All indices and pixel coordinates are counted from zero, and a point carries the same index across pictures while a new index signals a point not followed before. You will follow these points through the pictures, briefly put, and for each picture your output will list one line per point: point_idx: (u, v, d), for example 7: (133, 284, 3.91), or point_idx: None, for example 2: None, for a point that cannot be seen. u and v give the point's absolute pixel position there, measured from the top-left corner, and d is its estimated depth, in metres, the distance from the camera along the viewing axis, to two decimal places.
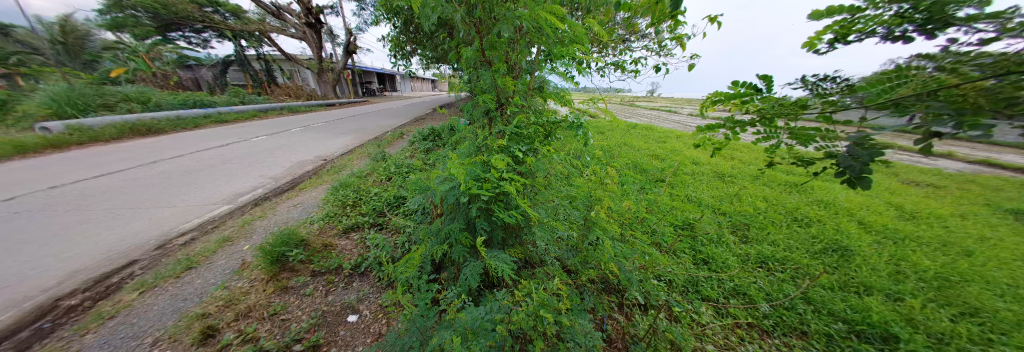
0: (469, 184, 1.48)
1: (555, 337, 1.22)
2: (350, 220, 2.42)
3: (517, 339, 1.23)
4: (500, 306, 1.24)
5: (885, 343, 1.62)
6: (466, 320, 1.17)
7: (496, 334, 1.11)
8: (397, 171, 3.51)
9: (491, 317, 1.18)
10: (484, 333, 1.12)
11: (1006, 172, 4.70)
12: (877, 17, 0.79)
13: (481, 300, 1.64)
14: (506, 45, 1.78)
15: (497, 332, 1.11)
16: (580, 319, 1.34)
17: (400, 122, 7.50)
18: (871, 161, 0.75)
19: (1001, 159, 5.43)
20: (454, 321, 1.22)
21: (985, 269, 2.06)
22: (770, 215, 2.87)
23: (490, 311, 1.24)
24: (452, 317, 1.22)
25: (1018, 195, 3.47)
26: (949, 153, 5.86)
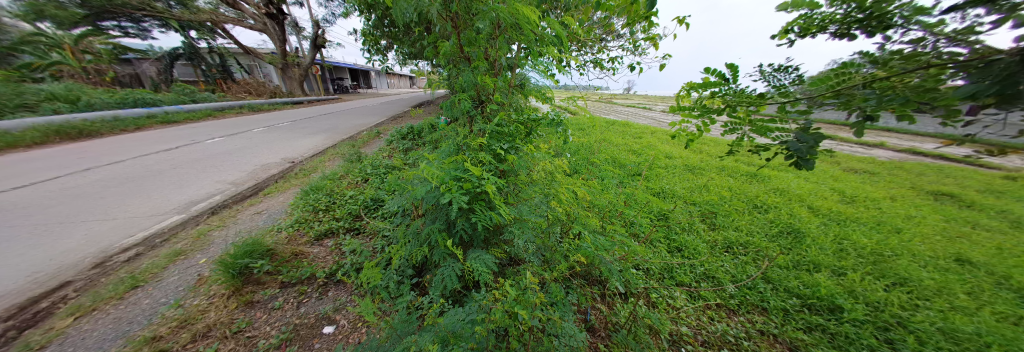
0: (449, 183, 1.48)
1: (539, 333, 1.24)
2: (322, 225, 2.28)
3: (501, 337, 1.23)
4: (483, 307, 1.24)
5: (832, 314, 1.82)
6: (448, 324, 1.17)
7: (479, 334, 1.10)
8: (374, 172, 3.37)
9: (472, 319, 1.18)
10: (468, 336, 1.11)
11: (927, 159, 5.43)
12: (831, 16, 0.91)
13: (464, 301, 1.63)
14: (485, 41, 1.74)
15: (483, 329, 1.12)
16: (563, 317, 1.37)
17: (376, 120, 7.17)
18: (816, 144, 0.91)
19: (923, 147, 6.26)
20: (436, 325, 1.21)
21: (912, 244, 2.40)
22: (733, 203, 3.11)
23: (473, 313, 1.23)
24: (433, 320, 1.20)
25: (934, 179, 4.04)
26: (880, 143, 6.69)
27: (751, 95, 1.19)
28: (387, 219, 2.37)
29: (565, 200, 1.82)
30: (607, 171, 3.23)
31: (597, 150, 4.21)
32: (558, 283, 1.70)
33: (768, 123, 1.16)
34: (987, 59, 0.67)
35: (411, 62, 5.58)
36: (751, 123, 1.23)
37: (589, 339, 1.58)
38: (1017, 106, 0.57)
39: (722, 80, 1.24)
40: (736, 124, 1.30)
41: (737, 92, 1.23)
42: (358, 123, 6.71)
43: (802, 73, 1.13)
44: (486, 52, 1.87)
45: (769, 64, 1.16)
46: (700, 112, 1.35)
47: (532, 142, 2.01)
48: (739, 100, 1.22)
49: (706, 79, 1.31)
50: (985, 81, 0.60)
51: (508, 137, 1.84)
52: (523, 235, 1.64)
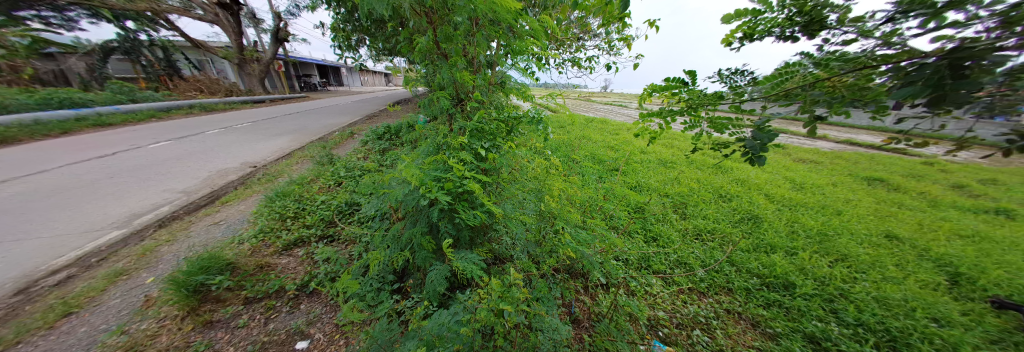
0: (429, 183, 1.44)
1: (525, 329, 1.26)
2: (291, 234, 2.12)
3: (487, 337, 1.24)
4: (469, 307, 1.23)
5: (787, 289, 2.03)
6: (433, 327, 1.15)
7: (465, 335, 1.09)
8: (348, 175, 3.21)
9: (457, 320, 1.17)
10: (453, 337, 1.10)
11: (861, 149, 6.18)
12: (774, 20, 1.11)
13: (449, 304, 1.60)
14: (463, 38, 1.71)
15: (470, 329, 1.11)
16: (548, 312, 1.39)
17: (349, 120, 6.79)
18: (769, 142, 1.04)
19: (858, 139, 7.10)
20: (419, 330, 1.18)
21: (850, 223, 2.75)
22: (701, 194, 3.35)
23: (458, 314, 1.22)
24: (417, 325, 1.18)
25: (866, 167, 4.62)
26: (823, 136, 7.50)
27: (708, 96, 1.31)
28: (365, 223, 2.26)
29: (548, 196, 1.86)
30: (587, 167, 3.34)
31: (577, 147, 4.31)
32: (542, 278, 1.74)
33: (724, 121, 1.32)
34: (908, 63, 0.78)
35: (384, 58, 5.32)
36: (709, 120, 1.36)
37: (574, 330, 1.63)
38: (945, 107, 0.66)
39: (682, 83, 1.33)
40: (695, 123, 1.43)
41: (695, 93, 1.33)
42: (327, 123, 6.31)
43: (754, 73, 1.25)
44: (464, 48, 1.83)
45: (727, 67, 1.25)
46: (664, 113, 1.44)
47: (514, 140, 2.02)
48: (698, 100, 1.33)
49: (667, 82, 1.39)
50: (917, 86, 0.68)
51: (488, 135, 1.84)
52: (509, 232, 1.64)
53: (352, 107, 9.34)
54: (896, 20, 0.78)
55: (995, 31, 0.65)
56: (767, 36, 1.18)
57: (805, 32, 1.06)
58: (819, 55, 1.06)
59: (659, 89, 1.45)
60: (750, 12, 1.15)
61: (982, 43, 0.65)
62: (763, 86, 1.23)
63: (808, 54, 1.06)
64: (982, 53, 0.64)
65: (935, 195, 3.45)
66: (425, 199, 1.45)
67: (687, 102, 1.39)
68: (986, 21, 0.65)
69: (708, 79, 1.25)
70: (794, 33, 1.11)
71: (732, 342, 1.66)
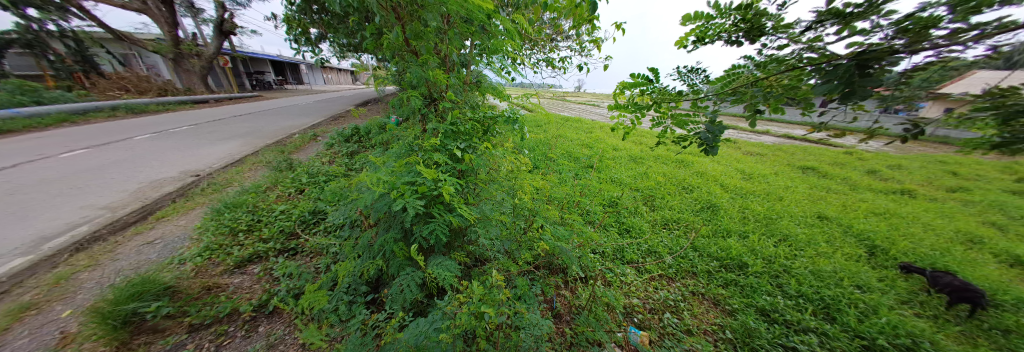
0: (402, 187, 1.39)
1: (508, 329, 1.27)
2: (244, 250, 1.91)
3: (469, 340, 1.22)
4: (448, 313, 1.22)
5: (741, 269, 2.27)
6: (410, 337, 1.12)
7: (445, 341, 1.07)
8: (311, 181, 2.97)
9: (436, 328, 1.14)
10: (433, 345, 1.07)
11: (797, 142, 7.06)
12: (721, 25, 1.24)
13: (427, 311, 1.56)
14: (434, 35, 1.63)
15: (448, 336, 1.09)
16: (529, 310, 1.41)
17: (310, 121, 6.26)
18: (719, 134, 1.17)
19: (794, 133, 8.11)
20: (396, 341, 1.13)
21: (790, 207, 3.14)
22: (667, 187, 3.60)
23: (437, 321, 1.20)
24: (393, 336, 1.14)
25: (800, 157, 5.30)
26: (766, 131, 8.45)
27: (670, 92, 1.42)
28: (334, 232, 2.11)
29: (527, 195, 1.88)
30: (563, 165, 3.44)
31: (554, 145, 4.40)
32: (522, 276, 1.76)
33: (684, 117, 1.43)
34: (826, 65, 0.93)
35: (349, 55, 4.98)
36: (672, 116, 1.46)
37: (556, 323, 1.68)
38: (849, 101, 0.81)
39: (647, 80, 1.43)
40: (660, 118, 1.54)
41: (660, 90, 1.44)
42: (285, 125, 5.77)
43: (708, 73, 1.38)
44: (435, 46, 1.77)
45: (684, 66, 1.37)
46: (633, 109, 1.53)
47: (490, 140, 2.01)
48: (661, 96, 1.44)
49: (635, 79, 1.49)
50: (833, 84, 0.82)
51: (464, 135, 1.81)
52: (488, 233, 1.61)
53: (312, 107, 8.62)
54: (822, 25, 0.92)
55: (891, 38, 0.80)
56: (716, 40, 1.31)
57: (747, 37, 1.20)
58: (758, 58, 1.20)
59: (628, 87, 1.54)
60: (702, 17, 1.27)
61: (881, 47, 0.79)
62: (714, 86, 1.36)
63: (750, 56, 1.20)
64: (881, 55, 0.78)
65: (850, 180, 4.08)
66: (397, 204, 1.39)
67: (652, 98, 1.50)
68: (885, 29, 0.79)
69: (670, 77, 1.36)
70: (739, 37, 1.24)
71: (697, 321, 1.82)
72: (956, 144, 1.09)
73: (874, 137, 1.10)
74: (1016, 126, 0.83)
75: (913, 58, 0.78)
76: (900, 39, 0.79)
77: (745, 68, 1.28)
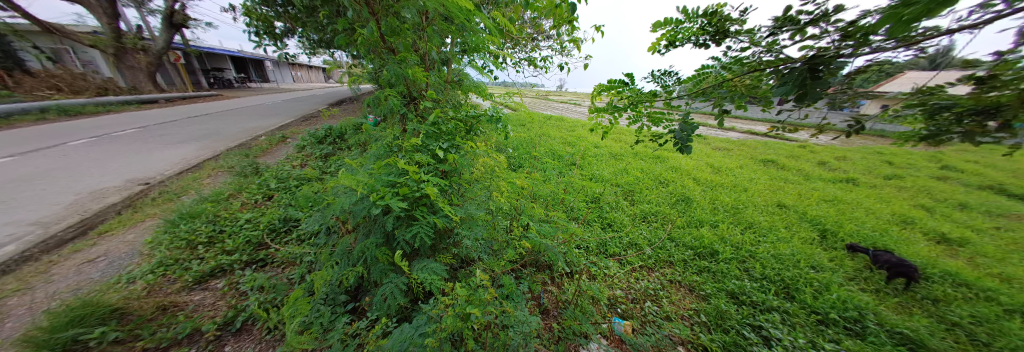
0: (382, 190, 1.33)
1: (496, 328, 1.26)
2: (205, 264, 1.75)
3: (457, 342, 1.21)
4: (434, 317, 1.19)
5: (712, 256, 2.44)
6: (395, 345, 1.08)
7: (432, 346, 1.05)
8: (280, 186, 2.77)
9: (423, 333, 1.12)
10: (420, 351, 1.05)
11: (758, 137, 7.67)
12: (690, 29, 1.32)
13: (413, 316, 1.51)
14: (411, 31, 1.56)
15: (434, 341, 1.08)
16: (517, 308, 1.41)
17: (278, 121, 5.84)
18: (692, 132, 1.25)
19: (756, 129, 8.79)
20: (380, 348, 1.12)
21: (753, 197, 3.42)
22: (645, 182, 3.77)
23: (423, 326, 1.19)
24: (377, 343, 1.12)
25: (761, 151, 5.78)
26: (731, 127, 9.09)
27: (645, 92, 1.49)
28: (309, 240, 1.99)
29: (512, 194, 1.89)
30: (547, 163, 3.49)
31: (538, 144, 4.45)
32: (510, 275, 1.77)
33: (659, 116, 1.51)
34: (784, 67, 1.03)
35: (318, 51, 4.70)
36: (648, 115, 1.54)
37: (544, 320, 1.70)
38: (804, 101, 0.91)
39: (623, 83, 1.50)
40: (637, 117, 1.61)
41: (636, 92, 1.51)
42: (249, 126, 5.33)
43: (679, 74, 1.46)
44: (413, 43, 1.71)
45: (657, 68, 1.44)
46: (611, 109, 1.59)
47: (474, 140, 1.99)
48: (637, 97, 1.51)
49: (611, 82, 1.55)
50: (790, 86, 0.92)
51: (447, 135, 1.78)
52: (474, 233, 1.60)
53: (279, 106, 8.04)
54: (779, 30, 1.01)
55: (838, 42, 0.90)
56: (686, 43, 1.39)
57: (713, 40, 1.28)
58: (724, 60, 1.29)
59: (606, 88, 1.60)
60: (671, 22, 1.34)
61: (829, 52, 0.90)
62: (685, 86, 1.45)
63: (717, 58, 1.29)
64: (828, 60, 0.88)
65: (803, 171, 4.51)
66: (376, 208, 1.33)
67: (629, 99, 1.56)
68: (832, 34, 0.89)
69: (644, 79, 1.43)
70: (706, 40, 1.33)
71: (676, 308, 1.92)
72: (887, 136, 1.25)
73: (823, 133, 1.23)
74: (939, 120, 0.97)
75: (856, 61, 0.88)
76: (845, 44, 0.89)
77: (712, 68, 1.37)
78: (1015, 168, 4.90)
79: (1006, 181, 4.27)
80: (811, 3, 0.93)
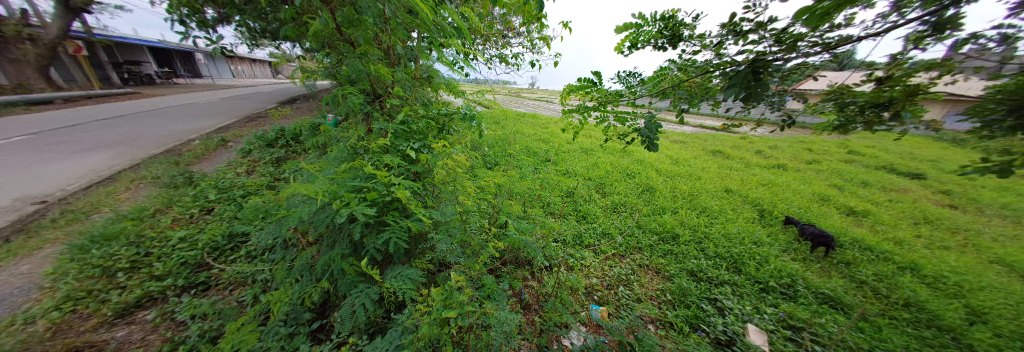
0: (346, 196, 1.22)
1: (478, 331, 1.25)
2: (128, 293, 1.47)
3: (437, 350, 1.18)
4: (412, 327, 1.13)
5: (674, 239, 2.68)
6: None
7: None
8: (223, 197, 2.43)
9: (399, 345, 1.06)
10: None
11: (707, 131, 8.55)
12: (649, 33, 1.41)
13: (388, 328, 1.43)
14: (372, 24, 1.42)
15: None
16: (498, 307, 1.41)
17: (214, 123, 5.09)
18: (655, 130, 1.35)
19: (706, 124, 9.77)
20: None
21: (705, 185, 3.81)
22: (614, 175, 3.99)
23: (400, 338, 1.15)
24: None
25: (710, 143, 6.46)
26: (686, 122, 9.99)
27: (611, 92, 1.57)
28: (262, 256, 1.77)
29: (490, 192, 1.87)
30: (522, 160, 3.52)
31: (512, 141, 4.47)
32: (490, 275, 1.75)
33: (625, 115, 1.60)
34: (730, 69, 1.16)
35: (261, 43, 4.17)
36: (615, 114, 1.62)
37: (525, 315, 1.73)
38: (750, 101, 1.03)
39: (591, 84, 1.56)
40: (605, 115, 1.69)
41: (602, 91, 1.59)
42: (179, 128, 4.59)
43: (641, 75, 1.56)
44: (375, 36, 1.58)
45: (622, 70, 1.53)
46: (581, 109, 1.65)
47: (446, 139, 1.93)
48: (604, 96, 1.58)
49: (579, 83, 1.60)
50: (737, 87, 1.04)
51: (418, 134, 1.70)
52: (452, 235, 1.55)
53: (214, 105, 7.02)
54: (726, 35, 1.13)
55: (773, 47, 1.03)
56: (646, 45, 1.49)
57: (669, 43, 1.39)
58: (679, 61, 1.41)
59: (575, 89, 1.65)
60: (632, 25, 1.42)
61: (766, 56, 1.03)
62: (647, 86, 1.55)
63: (673, 59, 1.39)
64: (766, 63, 1.01)
65: (743, 160, 5.13)
66: (341, 216, 1.21)
67: (597, 99, 1.63)
68: (768, 40, 1.02)
69: (611, 80, 1.50)
70: (663, 43, 1.44)
71: (644, 290, 2.08)
72: (810, 127, 1.46)
73: (762, 126, 1.41)
74: (848, 113, 1.17)
75: (786, 64, 1.03)
76: (779, 49, 1.02)
77: (669, 70, 1.48)
78: (892, 152, 6.09)
79: (888, 162, 5.29)
80: (750, 12, 1.05)
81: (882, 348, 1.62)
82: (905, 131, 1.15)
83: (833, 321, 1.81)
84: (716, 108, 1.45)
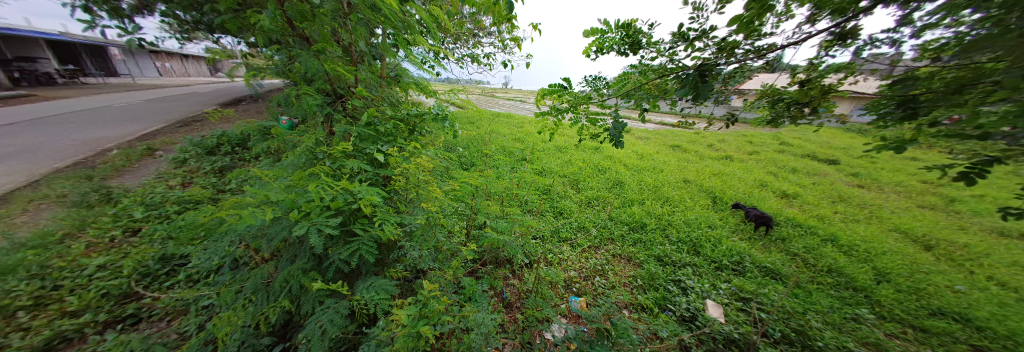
0: (305, 206, 1.11)
1: (459, 335, 1.23)
2: (27, 336, 1.21)
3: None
4: (386, 341, 1.07)
5: (643, 228, 2.89)
6: None
7: None
8: (154, 214, 2.10)
9: None
10: None
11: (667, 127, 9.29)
12: (612, 39, 1.51)
13: (361, 344, 1.34)
14: (329, 18, 1.29)
15: None
16: (479, 309, 1.39)
17: (136, 128, 4.36)
18: (621, 130, 1.44)
19: (666, 121, 10.59)
20: None
21: (667, 177, 4.14)
22: (587, 171, 4.18)
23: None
24: None
25: (669, 138, 7.03)
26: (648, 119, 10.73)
27: (580, 94, 1.64)
28: (207, 278, 1.56)
29: (467, 193, 1.85)
30: (499, 160, 3.53)
31: (488, 141, 4.46)
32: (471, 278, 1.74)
33: (595, 115, 1.67)
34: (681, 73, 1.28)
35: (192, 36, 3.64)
36: (586, 114, 1.69)
37: (507, 313, 1.75)
38: (698, 101, 1.16)
39: (562, 87, 1.60)
40: (577, 116, 1.75)
41: (572, 94, 1.64)
42: (93, 135, 3.89)
43: (606, 78, 1.65)
44: (333, 31, 1.45)
45: (590, 73, 1.60)
46: (555, 112, 1.70)
47: (418, 140, 1.87)
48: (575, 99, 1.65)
49: (551, 88, 1.64)
50: (687, 88, 1.16)
51: (386, 136, 1.61)
52: (427, 240, 1.49)
53: (137, 107, 6.03)
54: (676, 43, 1.25)
55: (716, 53, 1.17)
56: (610, 51, 1.58)
57: (630, 50, 1.49)
58: (640, 65, 1.51)
59: (548, 92, 1.68)
60: (596, 32, 1.50)
61: (711, 62, 1.16)
62: (613, 88, 1.64)
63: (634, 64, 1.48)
64: (710, 67, 1.14)
65: (698, 153, 5.66)
66: (300, 229, 1.10)
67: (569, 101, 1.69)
68: (711, 47, 1.15)
69: (580, 83, 1.57)
70: (624, 49, 1.54)
71: (618, 277, 2.21)
72: (750, 122, 1.66)
73: (712, 123, 1.57)
74: (779, 109, 1.35)
75: (728, 69, 1.16)
76: (721, 56, 1.16)
77: (631, 73, 1.58)
78: (814, 142, 7.13)
79: (811, 151, 6.19)
80: (696, 21, 1.18)
81: (811, 309, 1.91)
82: (822, 124, 1.35)
83: (774, 290, 2.09)
84: (673, 107, 1.58)
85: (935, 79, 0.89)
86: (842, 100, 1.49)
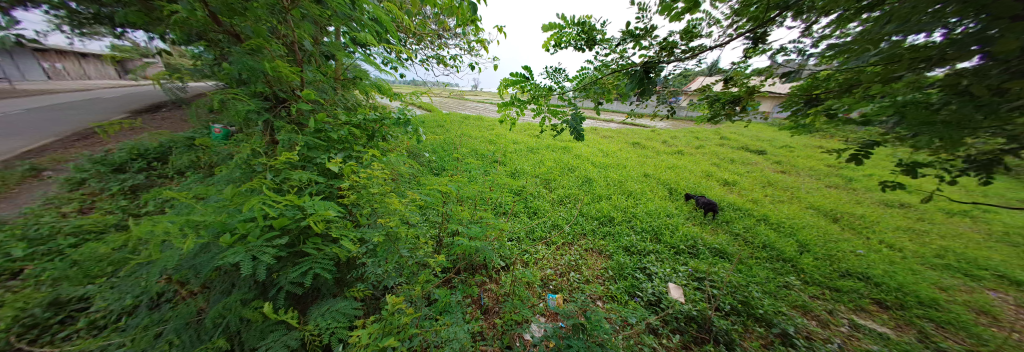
0: (241, 228, 0.96)
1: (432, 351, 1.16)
2: None
3: None
4: None
5: (611, 221, 3.05)
6: None
7: None
8: (38, 250, 1.68)
9: None
10: None
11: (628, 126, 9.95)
12: (569, 34, 1.56)
13: None
14: (265, 13, 1.14)
15: None
16: (452, 320, 1.33)
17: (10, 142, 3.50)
18: (578, 123, 1.50)
19: (626, 120, 11.36)
20: None
21: (630, 172, 4.43)
22: (557, 170, 4.30)
23: None
24: None
25: (630, 136, 7.55)
26: (611, 119, 11.41)
27: (542, 86, 1.67)
28: (119, 322, 1.28)
29: (436, 200, 1.77)
30: (470, 163, 3.47)
31: (458, 145, 4.36)
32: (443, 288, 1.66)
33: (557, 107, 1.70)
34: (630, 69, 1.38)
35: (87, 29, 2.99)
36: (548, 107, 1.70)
37: (484, 320, 1.71)
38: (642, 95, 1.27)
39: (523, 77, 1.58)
40: (538, 108, 1.74)
41: (535, 86, 1.65)
42: None
43: (566, 73, 1.71)
44: (270, 27, 1.29)
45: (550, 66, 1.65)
46: (516, 103, 1.66)
47: (379, 147, 1.74)
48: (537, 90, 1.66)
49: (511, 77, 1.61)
50: (634, 83, 1.26)
51: (341, 143, 1.48)
52: (393, 255, 1.39)
53: (13, 116, 4.83)
54: (625, 41, 1.35)
55: (658, 52, 1.28)
56: (568, 46, 1.64)
57: (586, 45, 1.56)
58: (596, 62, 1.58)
59: (511, 83, 1.64)
60: (554, 25, 1.55)
61: (655, 60, 1.27)
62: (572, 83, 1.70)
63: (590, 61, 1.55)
64: (654, 65, 1.25)
65: (655, 149, 6.16)
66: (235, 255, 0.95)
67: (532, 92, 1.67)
68: (655, 46, 1.26)
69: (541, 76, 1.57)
70: (581, 44, 1.60)
71: (591, 271, 2.30)
72: (693, 120, 1.84)
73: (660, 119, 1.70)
74: (715, 105, 1.51)
75: (668, 66, 1.28)
76: (663, 54, 1.27)
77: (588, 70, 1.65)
78: (747, 136, 8.17)
79: (746, 143, 7.09)
80: (641, 21, 1.28)
81: (752, 282, 2.17)
82: (751, 120, 1.54)
83: (723, 268, 2.35)
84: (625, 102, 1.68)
85: (829, 80, 1.07)
86: (765, 100, 1.72)
